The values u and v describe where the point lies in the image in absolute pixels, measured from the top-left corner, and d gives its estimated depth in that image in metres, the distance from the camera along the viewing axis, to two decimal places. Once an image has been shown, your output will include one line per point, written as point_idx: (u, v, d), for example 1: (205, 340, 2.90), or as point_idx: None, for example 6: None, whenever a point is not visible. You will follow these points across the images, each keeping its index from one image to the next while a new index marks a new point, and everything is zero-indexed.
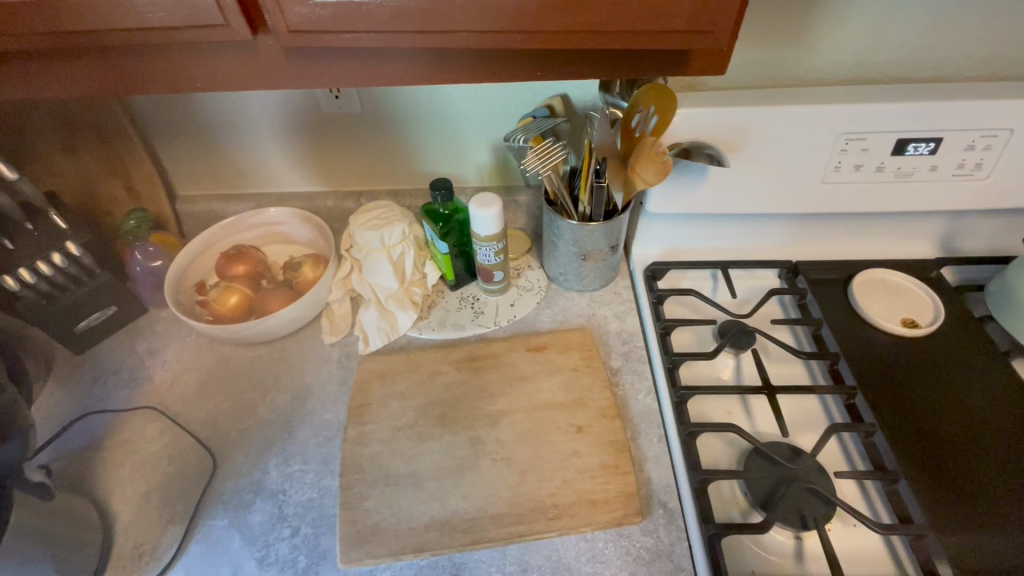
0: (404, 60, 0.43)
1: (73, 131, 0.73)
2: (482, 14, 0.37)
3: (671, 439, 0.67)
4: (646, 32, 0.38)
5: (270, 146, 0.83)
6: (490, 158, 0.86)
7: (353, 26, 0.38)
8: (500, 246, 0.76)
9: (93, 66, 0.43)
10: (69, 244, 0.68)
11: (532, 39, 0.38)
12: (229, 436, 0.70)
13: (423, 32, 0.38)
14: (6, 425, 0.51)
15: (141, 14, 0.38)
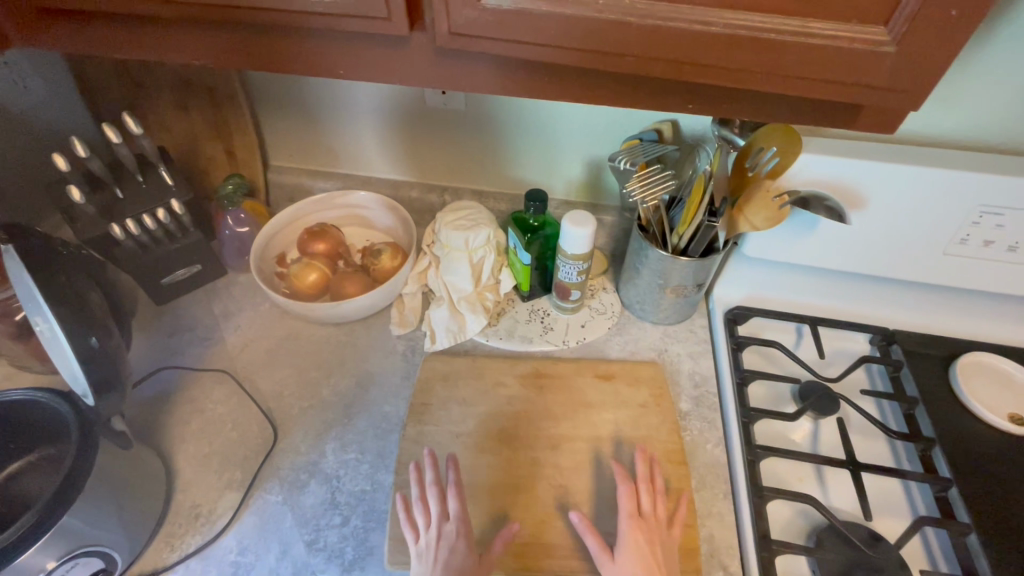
0: (554, 75, 0.42)
1: (192, 93, 0.79)
2: (651, 40, 0.35)
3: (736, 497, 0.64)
4: (830, 83, 0.35)
5: (368, 132, 0.86)
6: (583, 173, 0.84)
7: (519, 35, 0.37)
8: (584, 266, 0.73)
9: (223, 36, 0.45)
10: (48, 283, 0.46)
11: (682, 70, 0.37)
12: (292, 411, 0.71)
13: (583, 50, 0.37)
14: (111, 377, 0.49)
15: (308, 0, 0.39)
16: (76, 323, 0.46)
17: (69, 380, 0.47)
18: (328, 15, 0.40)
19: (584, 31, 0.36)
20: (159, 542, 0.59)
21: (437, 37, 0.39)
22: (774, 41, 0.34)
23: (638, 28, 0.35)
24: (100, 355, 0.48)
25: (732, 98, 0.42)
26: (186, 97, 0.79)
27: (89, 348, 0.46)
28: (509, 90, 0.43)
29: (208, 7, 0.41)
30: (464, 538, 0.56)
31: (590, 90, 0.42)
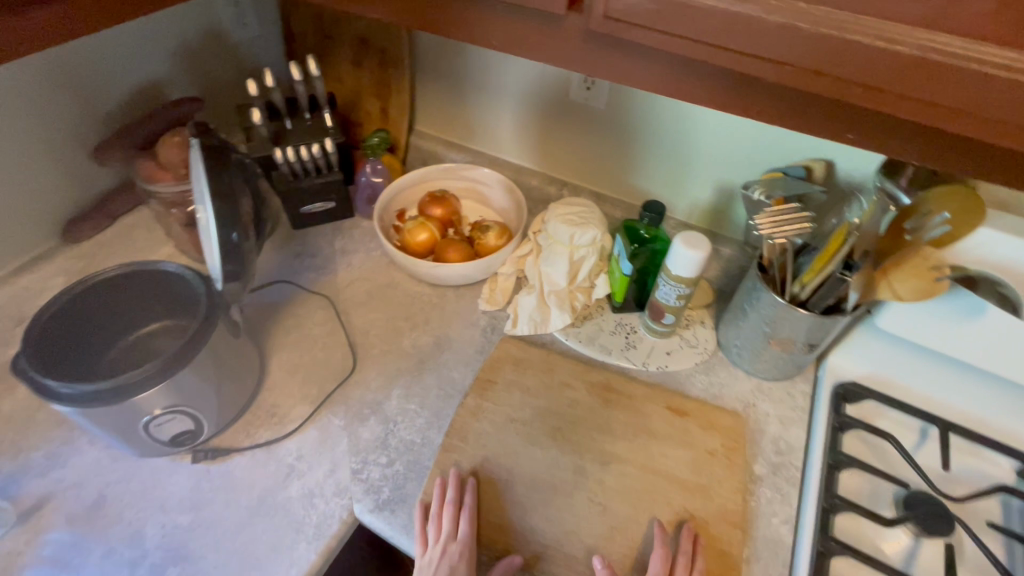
0: (700, 75, 0.40)
1: (368, 50, 0.88)
2: (818, 48, 0.33)
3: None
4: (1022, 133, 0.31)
5: (507, 114, 0.89)
6: (711, 197, 0.79)
7: (672, 27, 0.36)
8: (686, 292, 0.69)
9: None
10: (218, 175, 0.54)
11: (846, 90, 0.34)
12: (372, 350, 0.76)
13: (741, 52, 0.35)
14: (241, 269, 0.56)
15: None
16: (227, 217, 0.53)
17: (208, 266, 0.54)
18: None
19: (745, 31, 0.34)
20: (239, 426, 0.67)
21: (590, 19, 0.40)
22: (970, 72, 0.30)
23: (805, 35, 0.33)
24: (235, 253, 0.54)
25: (896, 135, 0.38)
26: (361, 53, 0.89)
27: (228, 242, 0.53)
28: (652, 87, 0.42)
29: None
30: (466, 560, 0.56)
31: (734, 99, 0.40)
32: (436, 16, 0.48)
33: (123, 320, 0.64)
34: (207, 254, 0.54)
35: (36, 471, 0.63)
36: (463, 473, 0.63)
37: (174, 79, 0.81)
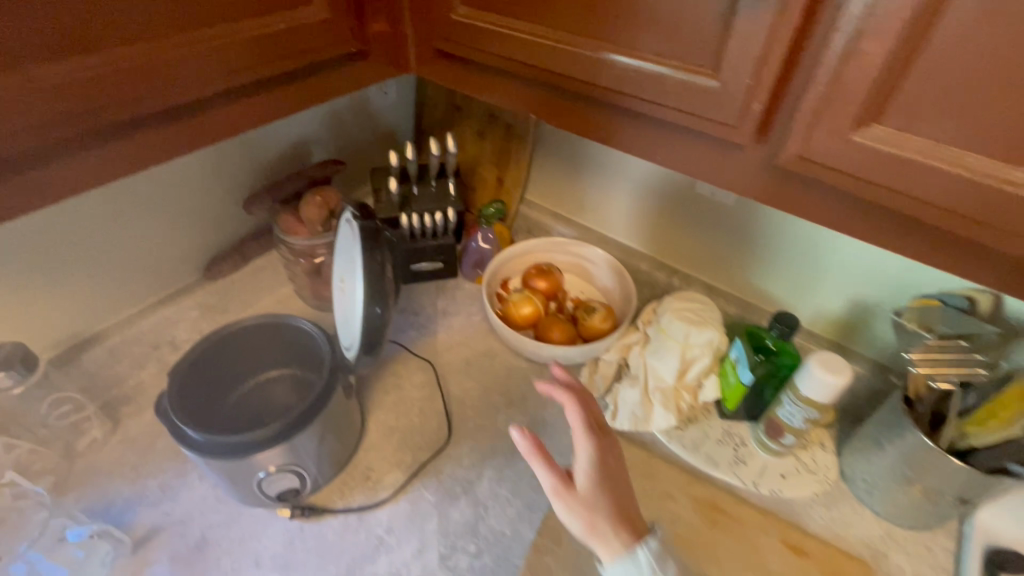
0: (895, 223, 0.38)
1: (496, 125, 0.93)
2: None
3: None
4: None
5: (622, 196, 0.89)
6: (843, 310, 0.74)
7: (874, 175, 0.35)
8: (814, 416, 0.64)
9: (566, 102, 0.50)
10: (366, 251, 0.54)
11: None
12: (467, 422, 0.75)
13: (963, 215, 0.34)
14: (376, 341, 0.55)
15: (661, 95, 0.41)
16: (380, 292, 0.54)
17: (349, 335, 0.56)
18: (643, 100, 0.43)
19: (976, 198, 0.33)
20: (335, 485, 0.68)
21: (779, 154, 0.39)
22: None
23: (951, 177, 0.33)
24: (378, 328, 0.55)
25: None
26: (488, 127, 0.93)
27: (373, 317, 0.54)
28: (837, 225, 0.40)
29: (566, 78, 0.47)
30: None
31: (934, 253, 0.38)
32: (599, 124, 0.48)
33: (249, 367, 0.68)
34: (353, 324, 0.55)
35: (150, 501, 0.66)
36: None
37: (318, 139, 0.88)
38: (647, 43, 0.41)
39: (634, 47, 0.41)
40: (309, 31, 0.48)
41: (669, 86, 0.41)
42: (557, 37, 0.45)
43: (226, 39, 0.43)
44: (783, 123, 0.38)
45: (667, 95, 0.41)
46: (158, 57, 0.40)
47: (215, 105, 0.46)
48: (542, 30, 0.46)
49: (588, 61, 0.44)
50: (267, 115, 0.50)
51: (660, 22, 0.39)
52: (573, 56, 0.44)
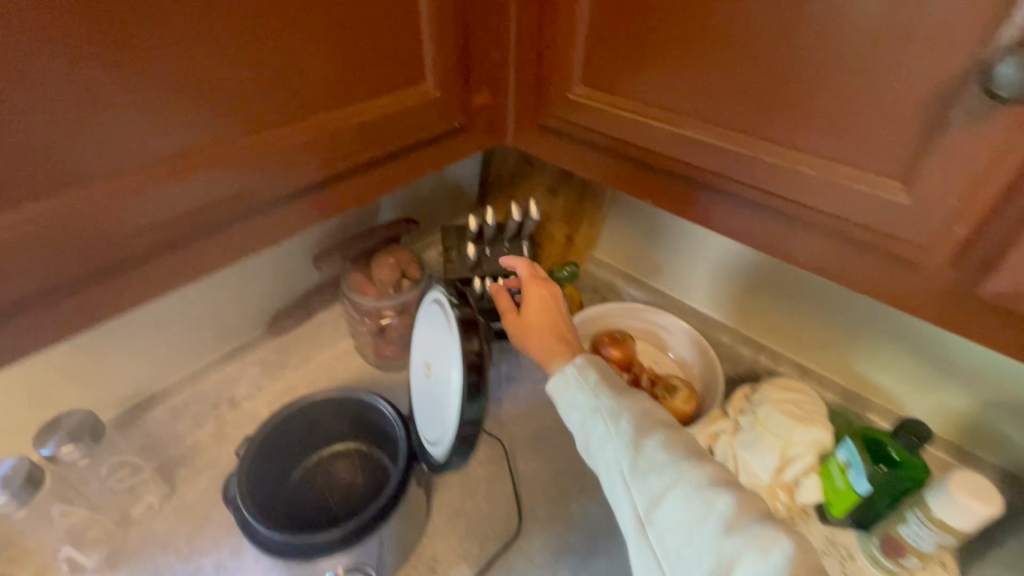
0: None
1: (569, 183, 0.89)
2: None
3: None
4: None
5: (705, 268, 0.83)
6: (967, 411, 0.66)
7: None
8: (948, 543, 0.56)
9: (689, 196, 0.46)
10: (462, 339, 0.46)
11: None
12: (540, 510, 0.69)
13: None
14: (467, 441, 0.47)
15: (825, 203, 0.37)
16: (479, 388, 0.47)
17: (440, 429, 0.49)
18: (698, 168, 0.43)
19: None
20: None
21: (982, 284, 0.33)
22: None
23: None
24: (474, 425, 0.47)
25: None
26: (560, 184, 0.89)
27: (471, 420, 0.46)
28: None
29: (699, 173, 0.43)
30: None
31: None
32: (736, 218, 0.44)
33: (316, 439, 0.65)
34: (446, 422, 0.48)
35: None
36: None
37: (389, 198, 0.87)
38: (829, 146, 0.36)
39: (803, 147, 0.37)
40: (418, 110, 0.45)
41: (851, 197, 0.35)
42: (692, 129, 0.41)
43: (340, 125, 0.41)
44: (993, 248, 0.33)
45: (836, 205, 0.36)
46: (274, 147, 0.38)
47: (323, 187, 0.44)
48: (666, 118, 0.43)
49: (745, 158, 0.39)
50: (369, 193, 0.47)
51: (836, 122, 0.35)
52: (715, 153, 0.41)
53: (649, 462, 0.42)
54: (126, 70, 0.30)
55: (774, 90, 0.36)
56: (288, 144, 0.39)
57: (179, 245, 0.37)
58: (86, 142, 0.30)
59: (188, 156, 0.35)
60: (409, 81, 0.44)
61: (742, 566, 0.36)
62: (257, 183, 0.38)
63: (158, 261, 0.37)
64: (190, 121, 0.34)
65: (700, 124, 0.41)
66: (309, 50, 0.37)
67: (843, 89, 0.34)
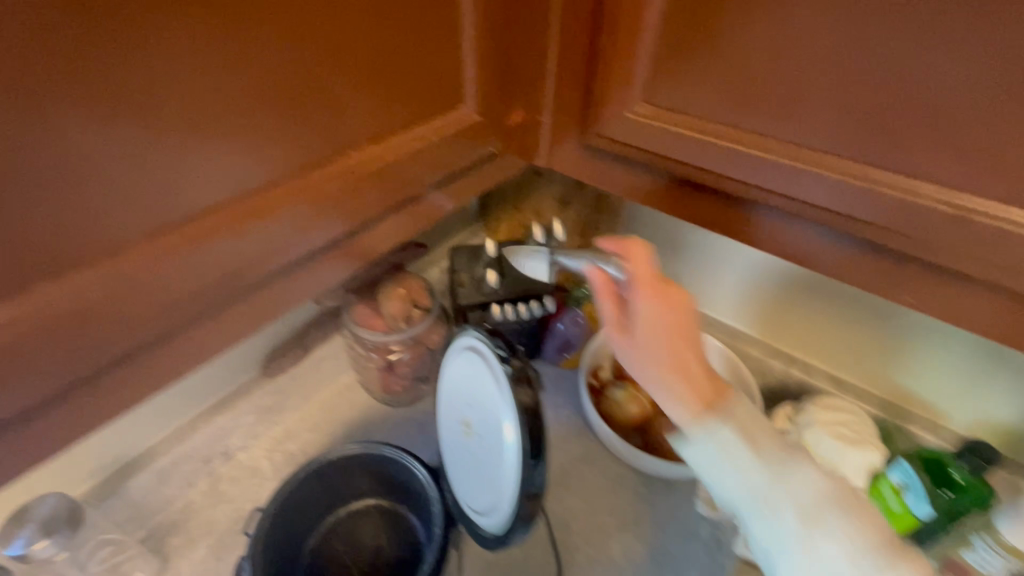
0: None
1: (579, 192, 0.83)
2: None
3: (777, 559, 0.40)
4: None
5: (728, 281, 0.80)
6: (1014, 420, 0.64)
7: None
8: (1020, 569, 0.53)
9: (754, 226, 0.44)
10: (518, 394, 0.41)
11: None
12: (579, 554, 0.64)
13: None
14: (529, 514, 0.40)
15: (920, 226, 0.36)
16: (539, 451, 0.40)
17: (495, 499, 0.42)
18: (774, 191, 0.41)
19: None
20: None
21: None
22: None
23: None
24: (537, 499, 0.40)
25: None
26: (570, 193, 0.83)
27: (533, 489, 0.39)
28: None
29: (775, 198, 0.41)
30: None
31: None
32: (819, 241, 0.42)
33: (328, 502, 0.57)
34: (501, 491, 0.42)
35: None
36: None
37: None
38: (929, 169, 0.34)
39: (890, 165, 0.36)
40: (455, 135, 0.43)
41: (934, 222, 0.35)
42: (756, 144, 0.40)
43: (393, 157, 0.39)
44: None
45: (930, 227, 0.36)
46: (324, 186, 0.35)
47: (375, 221, 0.42)
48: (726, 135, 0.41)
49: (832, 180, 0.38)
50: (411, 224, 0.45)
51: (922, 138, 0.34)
52: (785, 175, 0.39)
53: (814, 509, 0.39)
54: (165, 124, 0.27)
55: (862, 115, 0.35)
56: (345, 182, 0.36)
57: (191, 313, 0.32)
58: (99, 200, 0.26)
59: (240, 205, 0.32)
60: (444, 105, 0.41)
61: (821, 553, 0.38)
62: (313, 225, 0.36)
63: (185, 335, 0.34)
64: (246, 168, 0.31)
65: (774, 142, 0.39)
66: (364, 85, 0.35)
67: (965, 122, 0.32)
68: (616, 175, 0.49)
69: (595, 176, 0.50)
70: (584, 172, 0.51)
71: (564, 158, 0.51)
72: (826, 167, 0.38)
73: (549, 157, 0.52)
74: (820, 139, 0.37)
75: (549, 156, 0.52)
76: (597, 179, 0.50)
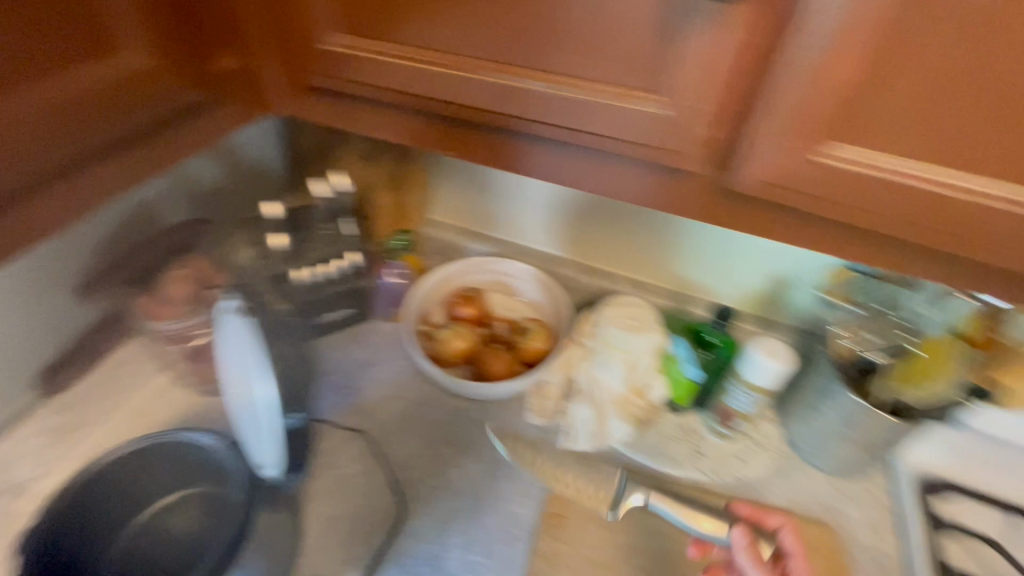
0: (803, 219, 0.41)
1: (382, 149, 0.84)
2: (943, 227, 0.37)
3: None
4: None
5: (531, 211, 0.85)
6: (760, 285, 0.76)
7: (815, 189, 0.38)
8: (762, 399, 0.66)
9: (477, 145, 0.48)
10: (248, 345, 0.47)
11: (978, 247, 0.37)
12: (421, 488, 0.68)
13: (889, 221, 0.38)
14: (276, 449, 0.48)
15: (581, 118, 0.41)
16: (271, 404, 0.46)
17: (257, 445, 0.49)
18: (467, 104, 0.44)
19: (900, 200, 0.37)
20: None
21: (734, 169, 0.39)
22: None
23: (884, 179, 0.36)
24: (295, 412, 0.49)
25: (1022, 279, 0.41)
26: (376, 153, 0.84)
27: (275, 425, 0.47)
28: None
29: (475, 114, 0.45)
30: None
31: (872, 239, 0.41)
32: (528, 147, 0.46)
33: (125, 504, 0.55)
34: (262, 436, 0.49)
35: None
36: None
37: (165, 204, 0.73)
38: (558, 62, 0.40)
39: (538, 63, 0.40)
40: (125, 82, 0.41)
41: (583, 106, 0.40)
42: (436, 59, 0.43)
43: (57, 106, 0.37)
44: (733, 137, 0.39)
45: (584, 117, 0.41)
46: None
47: (52, 180, 0.39)
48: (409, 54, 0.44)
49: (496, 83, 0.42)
50: (113, 186, 0.42)
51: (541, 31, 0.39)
52: (465, 86, 0.43)
53: None
54: None
55: (495, 23, 0.40)
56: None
57: None
58: None
59: None
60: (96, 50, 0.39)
61: None
62: None
63: None
64: None
65: (444, 56, 0.43)
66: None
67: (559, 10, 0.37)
68: (342, 112, 0.51)
69: (326, 114, 0.51)
70: (314, 110, 0.51)
71: (289, 100, 0.51)
72: (487, 73, 0.42)
73: (274, 100, 0.51)
74: (478, 45, 0.41)
75: (275, 100, 0.51)
76: (328, 116, 0.51)
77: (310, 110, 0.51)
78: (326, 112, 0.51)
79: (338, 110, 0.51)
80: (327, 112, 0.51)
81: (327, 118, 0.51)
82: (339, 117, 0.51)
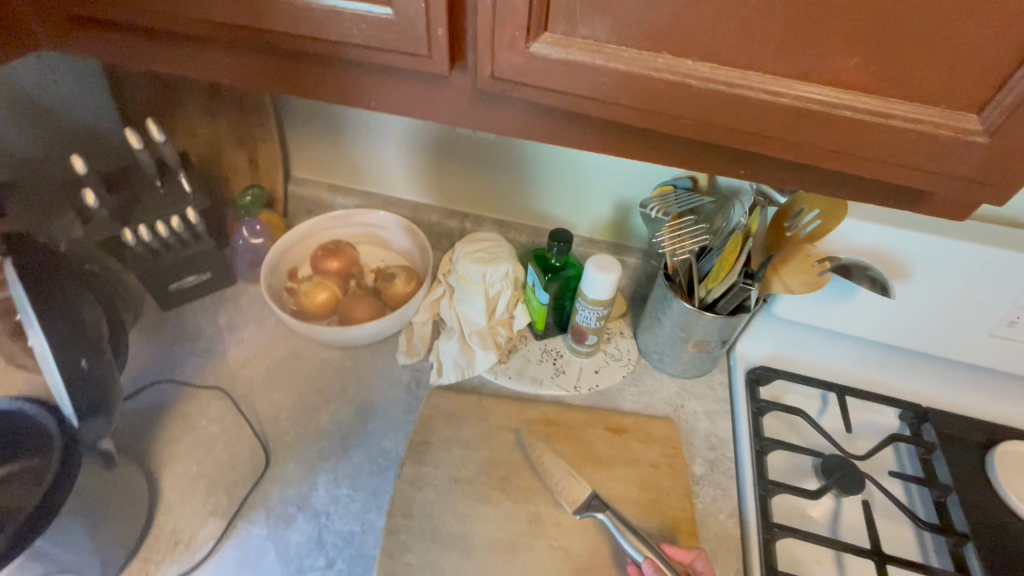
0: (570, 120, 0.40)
1: (219, 99, 0.75)
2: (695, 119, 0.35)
3: None
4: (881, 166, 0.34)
5: (393, 157, 0.85)
6: (611, 213, 0.81)
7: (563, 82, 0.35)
8: (604, 312, 0.70)
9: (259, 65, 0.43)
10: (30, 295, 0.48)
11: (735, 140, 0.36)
12: (288, 437, 0.68)
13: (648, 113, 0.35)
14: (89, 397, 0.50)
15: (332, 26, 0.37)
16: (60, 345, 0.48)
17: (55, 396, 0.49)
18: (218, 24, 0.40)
19: (669, 100, 0.34)
20: (137, 566, 0.58)
21: (477, 79, 0.38)
22: (840, 122, 0.33)
23: (612, 72, 0.34)
24: (89, 351, 0.51)
25: (817, 170, 0.40)
26: (214, 103, 0.76)
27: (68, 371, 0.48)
28: (548, 138, 0.41)
29: (234, 30, 0.40)
30: None
31: (670, 147, 0.40)
32: (309, 64, 0.42)
33: None
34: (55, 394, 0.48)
35: None
36: (411, 554, 0.59)
37: None
38: None
39: None
40: None
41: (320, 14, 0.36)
42: None
43: None
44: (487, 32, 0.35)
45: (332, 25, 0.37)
46: None
47: None
48: None
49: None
50: None
51: None
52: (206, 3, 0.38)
53: None
54: None
55: None
56: None
57: None
58: None
59: None
60: None
61: None
62: None
63: None
64: None
65: None
66: None
67: None
68: (117, 42, 0.45)
69: (101, 47, 0.45)
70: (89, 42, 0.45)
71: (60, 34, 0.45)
72: None
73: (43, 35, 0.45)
74: None
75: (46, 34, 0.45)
76: (108, 49, 0.45)
77: (83, 44, 0.45)
78: (101, 45, 0.45)
79: (113, 42, 0.45)
80: (102, 45, 0.45)
81: (104, 52, 0.45)
82: (119, 50, 0.45)
